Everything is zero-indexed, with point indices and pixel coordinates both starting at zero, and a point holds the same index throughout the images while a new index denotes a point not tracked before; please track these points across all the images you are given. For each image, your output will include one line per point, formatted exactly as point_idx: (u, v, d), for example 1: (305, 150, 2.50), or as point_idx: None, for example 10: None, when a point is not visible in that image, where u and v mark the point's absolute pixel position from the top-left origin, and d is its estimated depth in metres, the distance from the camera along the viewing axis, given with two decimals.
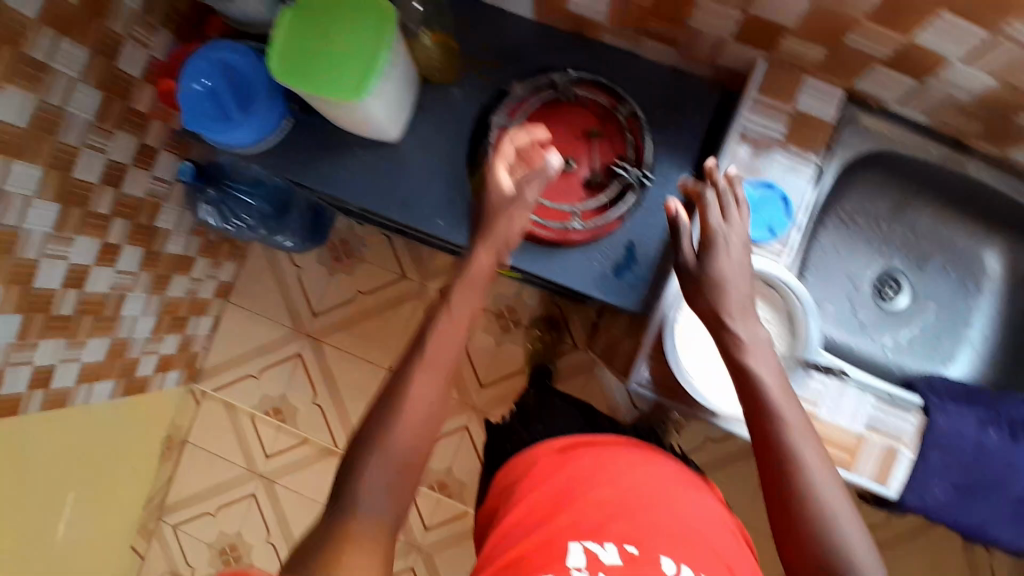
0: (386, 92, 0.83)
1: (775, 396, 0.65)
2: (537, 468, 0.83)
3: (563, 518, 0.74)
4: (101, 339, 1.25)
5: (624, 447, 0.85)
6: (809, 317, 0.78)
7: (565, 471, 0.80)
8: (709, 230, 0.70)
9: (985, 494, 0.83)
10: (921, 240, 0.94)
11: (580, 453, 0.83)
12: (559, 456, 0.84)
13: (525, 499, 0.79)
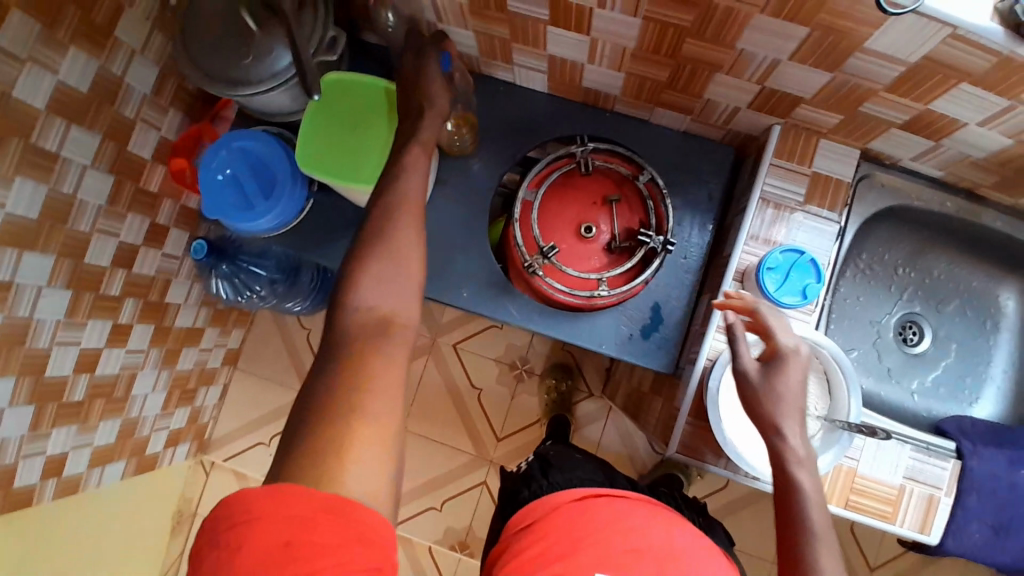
0: (412, 173, 0.85)
1: (816, 522, 0.65)
2: (557, 506, 0.85)
3: (589, 562, 0.75)
4: (112, 421, 1.22)
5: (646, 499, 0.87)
6: (846, 379, 0.77)
7: (587, 513, 0.82)
8: (774, 342, 0.72)
9: (1018, 529, 0.86)
10: (939, 285, 0.97)
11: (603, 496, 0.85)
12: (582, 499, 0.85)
13: (547, 538, 0.80)
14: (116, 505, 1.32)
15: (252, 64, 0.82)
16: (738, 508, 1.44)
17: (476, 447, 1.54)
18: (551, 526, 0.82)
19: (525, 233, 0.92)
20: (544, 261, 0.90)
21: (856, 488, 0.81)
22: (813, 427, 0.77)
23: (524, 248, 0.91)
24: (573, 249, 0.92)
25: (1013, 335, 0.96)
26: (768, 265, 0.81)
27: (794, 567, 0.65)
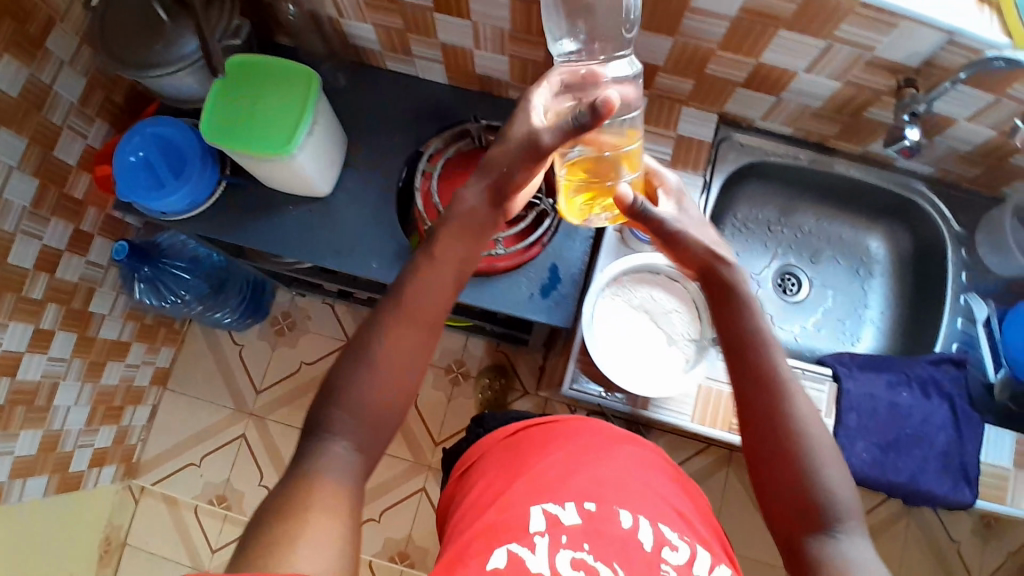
0: (318, 147, 0.94)
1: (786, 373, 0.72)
2: (492, 454, 0.85)
3: (520, 488, 0.76)
4: (33, 432, 1.20)
5: (577, 422, 0.87)
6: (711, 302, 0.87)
7: (518, 452, 0.83)
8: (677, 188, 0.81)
9: (907, 449, 0.88)
10: (811, 237, 1.06)
11: (534, 430, 0.86)
12: (511, 441, 0.85)
13: (486, 485, 0.80)
14: (40, 525, 1.28)
15: (163, 49, 0.89)
16: None
17: (415, 454, 1.54)
18: (490, 470, 0.82)
19: (425, 203, 0.99)
20: None
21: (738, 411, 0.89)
22: (689, 349, 0.86)
23: (425, 215, 0.98)
24: None
25: (885, 278, 1.05)
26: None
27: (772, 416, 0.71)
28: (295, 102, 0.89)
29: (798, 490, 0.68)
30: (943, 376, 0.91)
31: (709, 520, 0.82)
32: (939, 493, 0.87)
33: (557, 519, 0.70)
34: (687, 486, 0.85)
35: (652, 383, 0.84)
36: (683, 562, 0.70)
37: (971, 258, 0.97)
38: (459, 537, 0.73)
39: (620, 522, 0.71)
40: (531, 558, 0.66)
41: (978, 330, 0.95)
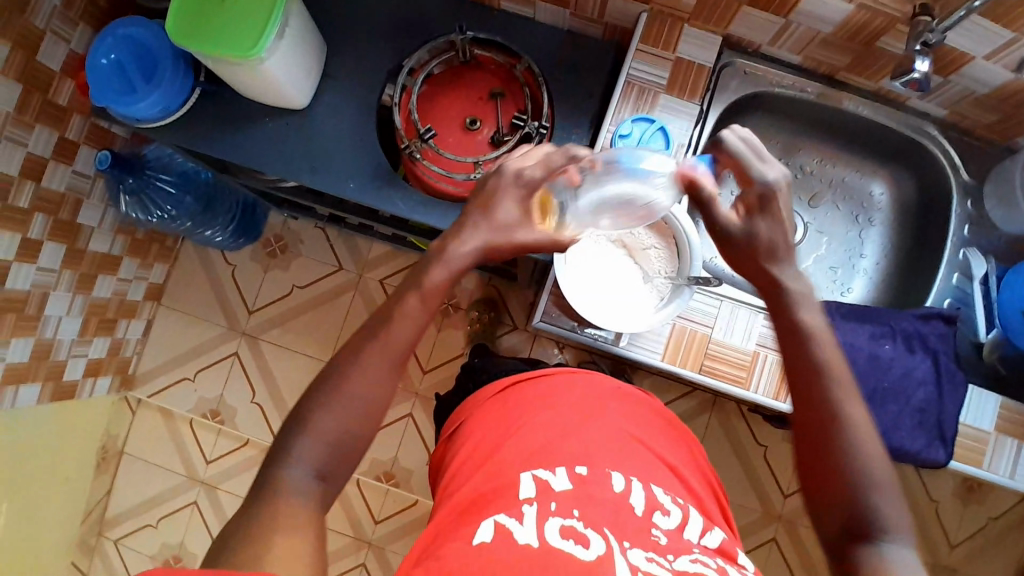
0: (290, 53, 0.92)
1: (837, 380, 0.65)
2: (480, 410, 0.78)
3: (509, 452, 0.68)
4: (25, 339, 1.22)
5: (572, 373, 0.80)
6: (690, 242, 0.84)
7: (507, 407, 0.75)
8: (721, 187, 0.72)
9: (882, 401, 0.86)
10: (812, 178, 1.03)
11: (527, 383, 0.78)
12: (502, 395, 0.78)
13: (474, 448, 0.72)
14: (36, 430, 1.31)
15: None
16: None
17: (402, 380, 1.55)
18: (478, 430, 0.74)
19: (404, 120, 0.98)
20: (422, 145, 0.96)
21: (709, 352, 0.88)
22: (665, 287, 0.86)
23: (403, 132, 0.97)
24: (454, 136, 0.99)
25: (882, 226, 1.03)
26: (620, 136, 0.91)
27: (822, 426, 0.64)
28: (262, 3, 0.86)
29: (842, 521, 0.61)
30: (931, 332, 0.88)
31: (711, 486, 0.75)
32: (910, 448, 0.85)
33: (547, 485, 0.62)
34: (689, 446, 0.79)
35: (618, 319, 0.84)
36: (677, 528, 0.61)
37: (977, 211, 0.95)
38: (449, 506, 0.65)
39: (612, 486, 0.63)
40: (518, 530, 0.56)
41: (974, 287, 0.94)
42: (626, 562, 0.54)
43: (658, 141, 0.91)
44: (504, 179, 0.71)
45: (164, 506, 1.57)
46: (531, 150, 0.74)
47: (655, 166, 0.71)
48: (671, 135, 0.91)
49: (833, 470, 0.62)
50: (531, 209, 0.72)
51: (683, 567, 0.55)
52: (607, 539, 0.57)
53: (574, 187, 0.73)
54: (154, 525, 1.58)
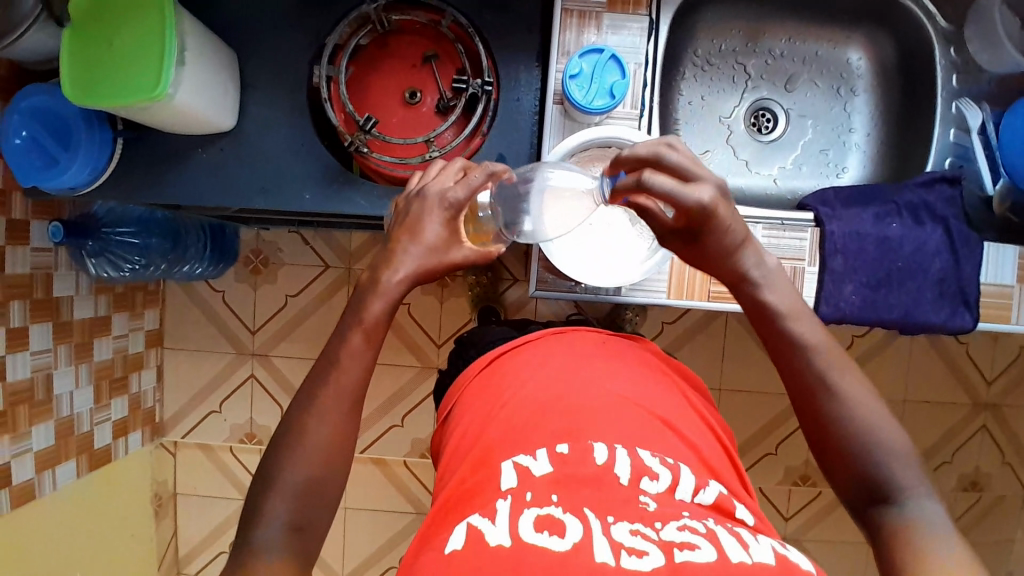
0: (197, 77, 0.84)
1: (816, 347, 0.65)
2: (470, 390, 0.79)
3: (492, 435, 0.68)
4: (45, 424, 1.22)
5: (552, 338, 0.80)
6: None
7: (489, 386, 0.76)
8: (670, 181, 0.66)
9: (900, 281, 0.83)
10: (782, 63, 1.01)
11: (511, 355, 0.79)
12: (487, 371, 0.79)
13: (461, 436, 0.72)
14: (87, 504, 1.33)
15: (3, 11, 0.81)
16: (680, 346, 1.48)
17: (420, 359, 1.54)
18: (466, 414, 0.75)
19: (339, 113, 0.90)
20: (367, 136, 0.89)
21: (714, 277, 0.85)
22: None
23: (342, 128, 0.89)
24: (398, 116, 0.92)
25: (867, 95, 1.01)
26: (571, 75, 0.85)
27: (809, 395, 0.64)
28: (151, 37, 0.79)
29: (862, 486, 0.61)
30: (936, 198, 0.84)
31: (711, 428, 0.74)
32: (936, 321, 0.83)
33: (528, 471, 0.62)
34: (683, 389, 0.77)
35: (604, 271, 0.82)
36: (667, 491, 0.61)
37: (961, 57, 0.92)
38: (436, 501, 0.66)
39: (594, 458, 0.62)
40: (491, 531, 0.55)
41: (973, 138, 0.91)
42: (606, 540, 0.54)
43: (612, 72, 0.86)
44: (428, 201, 0.68)
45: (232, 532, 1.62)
46: (443, 168, 0.71)
47: (559, 176, 0.75)
48: (623, 59, 0.87)
49: (842, 444, 0.62)
50: (458, 227, 0.69)
51: (670, 538, 0.55)
52: (586, 522, 0.56)
53: (494, 208, 0.75)
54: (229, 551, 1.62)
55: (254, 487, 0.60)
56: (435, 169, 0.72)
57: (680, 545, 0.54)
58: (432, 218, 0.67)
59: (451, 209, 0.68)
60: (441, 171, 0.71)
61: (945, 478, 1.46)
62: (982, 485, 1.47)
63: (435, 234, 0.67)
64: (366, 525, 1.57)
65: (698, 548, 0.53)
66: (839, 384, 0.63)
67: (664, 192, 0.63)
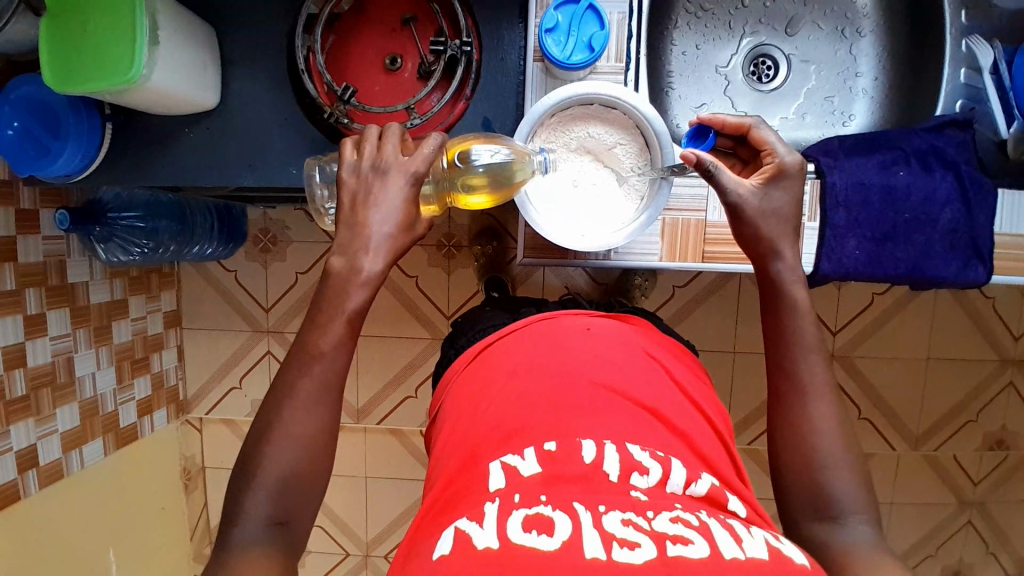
0: (173, 57, 0.84)
1: (810, 338, 0.67)
2: (459, 382, 0.79)
3: (479, 434, 0.68)
4: (69, 406, 1.27)
5: (543, 323, 0.80)
6: (659, 137, 0.79)
7: (478, 375, 0.77)
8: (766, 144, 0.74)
9: (906, 235, 0.78)
10: (781, 5, 0.96)
11: (496, 347, 0.79)
12: (475, 362, 0.80)
13: (448, 434, 0.73)
14: (116, 480, 1.39)
15: None
16: (691, 309, 1.45)
17: (430, 331, 1.53)
18: (453, 410, 0.76)
19: (319, 85, 0.89)
20: (347, 107, 0.87)
21: (708, 238, 0.83)
22: (642, 185, 0.81)
23: (321, 100, 0.88)
24: (379, 83, 0.90)
25: (876, 35, 0.94)
26: (547, 29, 0.83)
27: (791, 388, 0.65)
28: (122, 15, 0.78)
29: (829, 481, 0.62)
30: (946, 143, 0.79)
31: (702, 414, 0.73)
32: (945, 274, 0.78)
33: (516, 471, 0.62)
34: (673, 376, 0.75)
35: (589, 237, 0.79)
36: (657, 485, 0.60)
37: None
38: (425, 504, 0.67)
39: (583, 456, 0.62)
40: (478, 534, 0.54)
41: (985, 79, 0.87)
42: (597, 532, 0.53)
43: (591, 24, 0.84)
44: (383, 177, 0.64)
45: None
46: (384, 134, 0.67)
47: (490, 158, 0.73)
48: (603, 9, 0.84)
49: (811, 443, 0.63)
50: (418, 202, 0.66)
51: (662, 530, 0.53)
52: (576, 516, 0.55)
53: (447, 173, 0.72)
54: None
55: (240, 464, 0.61)
56: (373, 137, 0.66)
57: (672, 537, 0.52)
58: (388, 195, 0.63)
59: (413, 186, 0.64)
60: (379, 142, 0.66)
61: (970, 436, 1.41)
62: (1009, 444, 1.42)
63: (395, 216, 0.63)
64: (385, 495, 1.61)
65: (691, 543, 0.51)
66: (812, 387, 0.65)
67: (768, 132, 0.73)
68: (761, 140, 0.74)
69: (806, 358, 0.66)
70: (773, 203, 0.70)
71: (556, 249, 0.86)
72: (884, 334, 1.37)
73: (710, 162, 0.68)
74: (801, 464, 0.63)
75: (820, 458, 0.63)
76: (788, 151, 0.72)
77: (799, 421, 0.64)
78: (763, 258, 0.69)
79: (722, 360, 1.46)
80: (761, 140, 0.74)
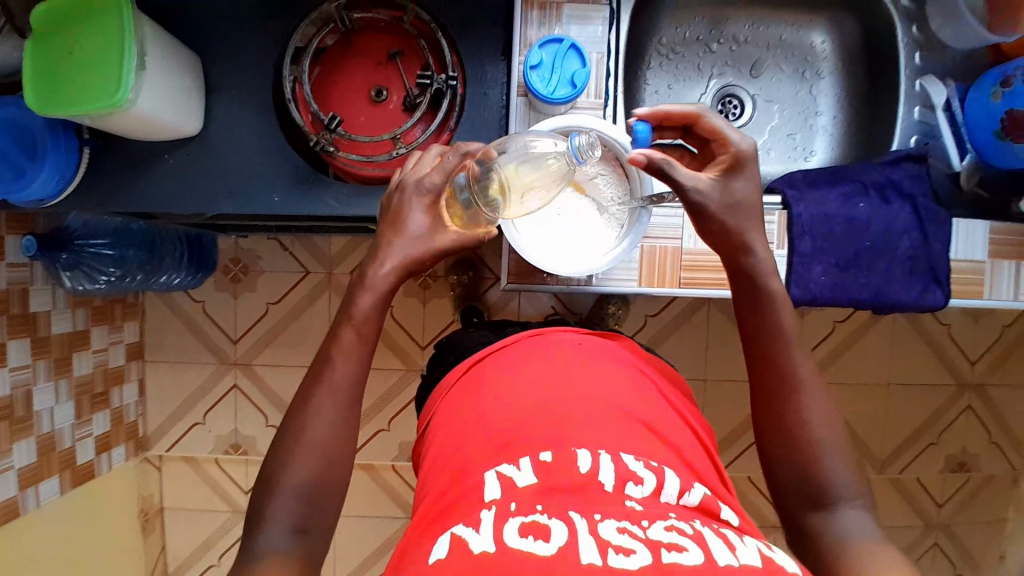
0: (159, 82, 0.84)
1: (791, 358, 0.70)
2: (450, 397, 0.79)
3: (473, 447, 0.68)
4: (26, 441, 1.21)
5: (534, 340, 0.81)
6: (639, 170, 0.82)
7: (470, 388, 0.77)
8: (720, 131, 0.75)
9: (871, 260, 0.83)
10: (747, 50, 1.02)
11: (487, 362, 0.80)
12: (466, 376, 0.81)
13: (440, 446, 0.73)
14: (72, 520, 1.32)
15: None
16: (663, 337, 1.48)
17: (405, 361, 1.52)
18: (444, 423, 0.76)
19: (305, 114, 0.90)
20: (333, 135, 0.89)
21: (685, 264, 0.86)
22: (622, 214, 0.84)
23: (307, 129, 0.89)
24: (364, 114, 0.92)
25: (833, 78, 1.02)
26: (531, 66, 0.87)
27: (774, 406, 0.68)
28: (110, 40, 0.79)
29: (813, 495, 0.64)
30: (902, 176, 0.85)
31: (691, 426, 0.75)
32: (906, 299, 0.83)
33: (512, 481, 0.62)
34: (662, 390, 0.77)
35: (574, 262, 0.82)
36: (652, 494, 0.62)
37: (924, 35, 0.94)
38: (418, 513, 0.67)
39: (578, 466, 0.63)
40: (475, 539, 0.55)
41: (938, 116, 0.93)
42: (593, 540, 0.54)
43: (573, 60, 0.88)
44: (408, 192, 0.71)
45: (221, 544, 1.60)
46: (419, 153, 0.74)
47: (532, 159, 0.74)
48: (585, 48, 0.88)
49: (795, 459, 0.65)
50: (441, 213, 0.72)
51: (657, 538, 0.55)
52: (572, 524, 0.57)
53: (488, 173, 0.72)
54: (217, 564, 1.61)
55: None
56: (411, 155, 0.74)
57: (667, 546, 0.54)
58: (411, 207, 0.71)
59: (430, 200, 0.71)
60: (415, 159, 0.74)
61: (932, 459, 1.47)
62: (970, 466, 1.48)
63: (417, 226, 0.70)
64: (357, 532, 1.56)
65: (685, 550, 0.53)
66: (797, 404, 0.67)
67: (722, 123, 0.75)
68: (713, 127, 0.76)
69: (791, 372, 0.68)
70: (735, 193, 0.73)
71: (538, 275, 0.88)
72: (847, 361, 1.42)
73: (662, 160, 0.71)
74: (786, 479, 0.65)
75: (803, 473, 0.65)
76: (739, 138, 0.75)
77: (781, 436, 0.66)
78: (742, 282, 0.72)
79: (694, 390, 1.49)
80: (715, 128, 0.75)
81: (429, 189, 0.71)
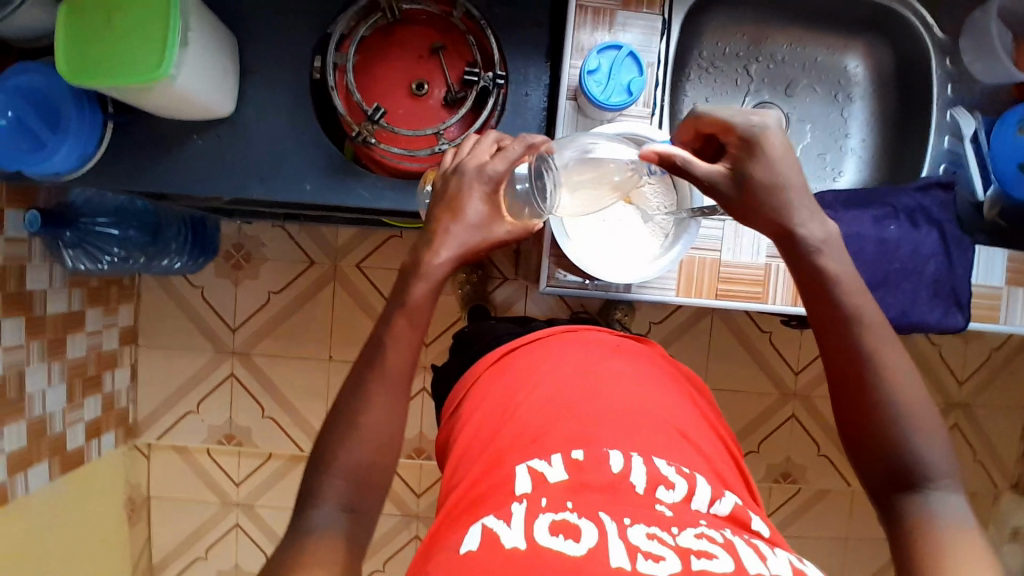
0: (199, 60, 0.81)
1: None
2: (478, 385, 0.79)
3: (504, 439, 0.68)
4: (17, 424, 1.16)
5: (564, 336, 0.82)
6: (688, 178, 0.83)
7: (500, 378, 0.77)
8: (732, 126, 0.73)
9: (901, 282, 0.86)
10: (783, 69, 1.05)
11: (518, 353, 0.80)
12: (496, 366, 0.80)
13: (469, 435, 0.73)
14: (58, 508, 1.27)
15: None
16: (667, 346, 1.50)
17: None
18: (475, 413, 0.75)
19: (345, 103, 0.89)
20: (374, 126, 0.88)
21: (722, 276, 0.88)
22: (667, 223, 0.85)
23: (348, 118, 0.88)
24: (403, 107, 0.91)
25: (864, 102, 1.06)
26: (589, 71, 0.87)
27: None
28: (153, 13, 0.76)
29: None
30: (932, 203, 0.88)
31: (718, 435, 0.76)
32: (932, 322, 0.86)
33: (543, 476, 0.62)
34: (690, 396, 0.78)
35: (620, 267, 0.83)
36: (682, 500, 0.62)
37: (956, 68, 0.97)
38: (445, 501, 0.67)
39: (610, 466, 0.63)
40: (507, 533, 0.56)
41: (965, 147, 0.97)
42: (623, 544, 0.55)
43: (629, 68, 0.88)
44: (466, 176, 0.70)
45: (208, 536, 1.57)
46: (480, 140, 0.74)
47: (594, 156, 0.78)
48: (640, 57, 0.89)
49: None
50: (496, 201, 0.72)
51: (687, 545, 0.56)
52: (602, 525, 0.57)
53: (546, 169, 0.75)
54: (204, 556, 1.58)
55: None
56: (472, 142, 0.74)
57: (697, 553, 0.55)
58: (472, 190, 0.70)
59: (490, 185, 0.70)
60: (475, 146, 0.73)
61: None
62: None
63: (476, 210, 0.70)
64: None
65: (715, 558, 0.54)
66: None
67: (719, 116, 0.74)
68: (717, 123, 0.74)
69: None
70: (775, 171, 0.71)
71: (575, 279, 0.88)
72: None
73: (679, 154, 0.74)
74: None
75: None
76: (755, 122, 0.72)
77: None
78: None
79: None
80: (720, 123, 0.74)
81: (491, 171, 0.70)
